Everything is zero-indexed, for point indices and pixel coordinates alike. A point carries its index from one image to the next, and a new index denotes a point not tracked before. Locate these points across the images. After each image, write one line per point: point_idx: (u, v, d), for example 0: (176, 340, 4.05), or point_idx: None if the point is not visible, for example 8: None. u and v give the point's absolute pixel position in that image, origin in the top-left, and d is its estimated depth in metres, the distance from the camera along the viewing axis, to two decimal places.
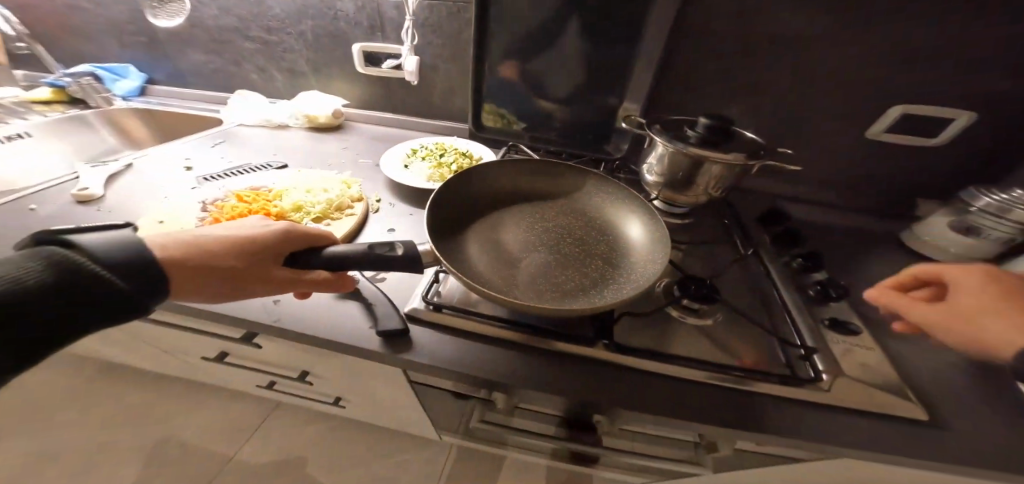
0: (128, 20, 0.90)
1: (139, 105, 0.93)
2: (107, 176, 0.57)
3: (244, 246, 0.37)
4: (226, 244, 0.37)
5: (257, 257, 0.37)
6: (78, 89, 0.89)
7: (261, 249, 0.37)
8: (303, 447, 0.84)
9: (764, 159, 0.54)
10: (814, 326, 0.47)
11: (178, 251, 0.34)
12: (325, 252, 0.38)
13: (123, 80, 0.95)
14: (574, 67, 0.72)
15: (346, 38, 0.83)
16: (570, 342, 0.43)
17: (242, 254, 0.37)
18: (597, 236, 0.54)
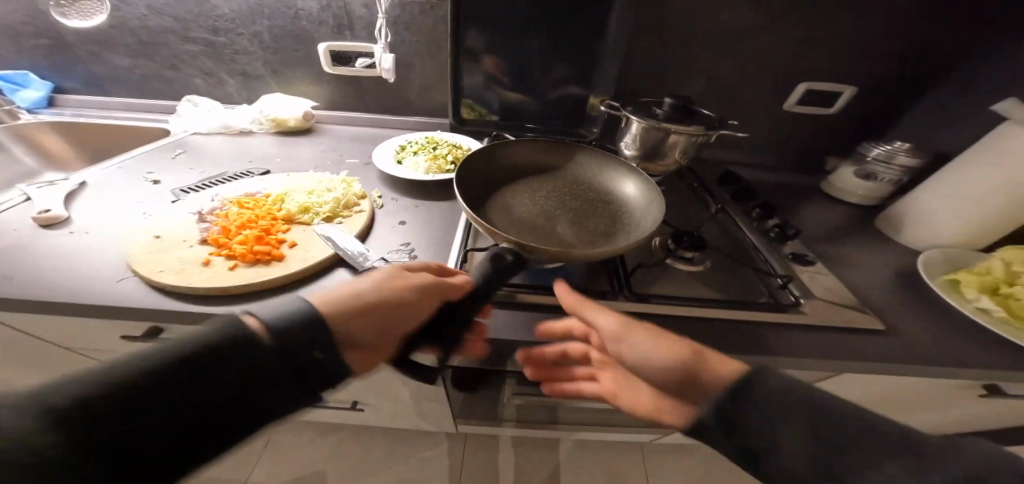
0: (25, 20, 0.78)
1: (51, 118, 0.84)
2: (62, 196, 0.57)
3: (392, 289, 0.37)
4: (378, 290, 0.36)
5: (409, 295, 0.38)
6: None
7: (407, 286, 0.38)
8: (321, 464, 0.99)
9: (719, 129, 0.64)
10: (784, 260, 0.59)
11: (343, 307, 0.33)
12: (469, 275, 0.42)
13: (25, 91, 0.84)
14: (545, 60, 0.79)
15: (308, 38, 0.80)
16: (601, 298, 0.49)
17: (397, 294, 0.37)
18: (599, 196, 0.57)
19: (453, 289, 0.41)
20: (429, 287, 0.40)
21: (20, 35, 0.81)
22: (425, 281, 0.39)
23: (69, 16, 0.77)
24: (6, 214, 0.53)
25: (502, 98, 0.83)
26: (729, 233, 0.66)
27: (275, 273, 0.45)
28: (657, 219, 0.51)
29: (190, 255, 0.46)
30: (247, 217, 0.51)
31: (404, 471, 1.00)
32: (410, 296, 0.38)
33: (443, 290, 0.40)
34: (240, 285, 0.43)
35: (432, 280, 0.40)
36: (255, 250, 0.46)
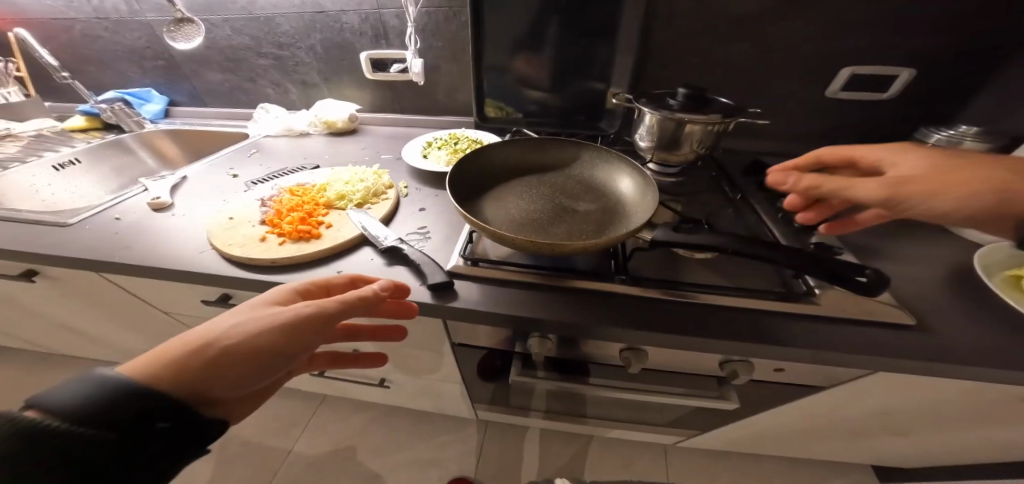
0: (147, 46, 0.99)
1: (166, 126, 1.06)
2: (170, 186, 0.73)
3: (261, 324, 0.31)
4: (241, 328, 0.31)
5: (286, 331, 0.31)
6: (113, 115, 0.99)
7: (279, 321, 0.31)
8: (353, 439, 1.12)
9: (739, 117, 0.59)
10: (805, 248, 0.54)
11: (183, 361, 0.28)
12: (348, 297, 0.35)
13: (148, 104, 1.06)
14: (563, 56, 0.81)
15: (352, 47, 0.91)
16: (595, 280, 0.52)
17: (261, 332, 0.31)
18: (598, 191, 0.58)
19: (346, 311, 0.34)
20: (315, 314, 0.33)
21: (144, 58, 1.02)
22: (307, 309, 0.33)
23: (177, 41, 0.92)
24: (130, 200, 0.69)
25: (522, 94, 0.88)
26: (745, 218, 0.62)
27: (312, 248, 0.54)
28: (649, 210, 0.50)
29: (252, 233, 0.57)
30: (296, 202, 0.62)
31: (430, 448, 1.11)
32: (280, 332, 0.31)
33: (330, 315, 0.33)
34: (286, 257, 0.53)
35: (309, 307, 0.33)
36: (299, 228, 0.56)
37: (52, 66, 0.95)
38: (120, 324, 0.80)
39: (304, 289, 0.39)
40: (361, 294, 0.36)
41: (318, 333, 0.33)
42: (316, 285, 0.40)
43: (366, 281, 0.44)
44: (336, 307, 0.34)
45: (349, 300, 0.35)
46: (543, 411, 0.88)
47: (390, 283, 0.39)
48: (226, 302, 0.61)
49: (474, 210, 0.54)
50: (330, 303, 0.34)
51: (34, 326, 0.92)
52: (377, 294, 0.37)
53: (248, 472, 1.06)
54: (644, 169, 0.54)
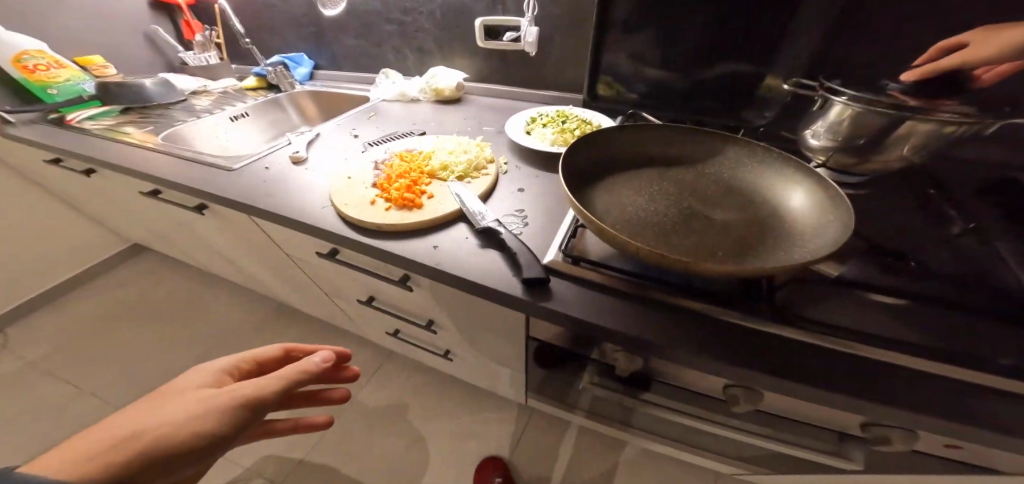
0: (304, 13, 1.11)
1: (310, 87, 1.19)
2: (307, 141, 0.81)
3: (201, 407, 0.35)
4: (188, 414, 0.35)
5: (228, 412, 0.36)
6: (274, 76, 1.15)
7: (214, 403, 0.36)
8: (405, 399, 1.23)
9: (1005, 119, 0.43)
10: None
11: (115, 450, 0.30)
12: (280, 373, 0.41)
13: (300, 67, 1.19)
14: (711, 23, 0.67)
15: (470, 13, 0.88)
16: (723, 307, 0.42)
17: (198, 414, 0.35)
18: (743, 203, 0.47)
19: (288, 383, 0.41)
20: (253, 394, 0.38)
21: (298, 24, 1.15)
22: (245, 389, 0.38)
23: (326, 6, 1.06)
24: (277, 152, 0.78)
25: (647, 69, 0.76)
26: (971, 260, 0.45)
27: (414, 218, 0.54)
28: (824, 234, 0.39)
29: (365, 195, 0.59)
30: (404, 169, 0.63)
31: (477, 422, 1.16)
32: (221, 413, 0.36)
33: (271, 392, 0.39)
34: (390, 225, 0.54)
35: (249, 389, 0.38)
36: (404, 196, 0.56)
37: (238, 32, 1.12)
38: (255, 258, 0.96)
39: (229, 366, 0.45)
40: (303, 367, 0.42)
41: (259, 411, 0.38)
42: (243, 361, 0.47)
43: (299, 350, 0.53)
44: (277, 384, 0.40)
45: (290, 375, 0.41)
46: (596, 421, 0.78)
47: (332, 354, 0.45)
48: (334, 257, 0.67)
49: (587, 200, 0.48)
50: (268, 383, 0.39)
51: (201, 249, 1.16)
52: (320, 366, 0.43)
53: (334, 398, 1.24)
54: (829, 184, 0.42)
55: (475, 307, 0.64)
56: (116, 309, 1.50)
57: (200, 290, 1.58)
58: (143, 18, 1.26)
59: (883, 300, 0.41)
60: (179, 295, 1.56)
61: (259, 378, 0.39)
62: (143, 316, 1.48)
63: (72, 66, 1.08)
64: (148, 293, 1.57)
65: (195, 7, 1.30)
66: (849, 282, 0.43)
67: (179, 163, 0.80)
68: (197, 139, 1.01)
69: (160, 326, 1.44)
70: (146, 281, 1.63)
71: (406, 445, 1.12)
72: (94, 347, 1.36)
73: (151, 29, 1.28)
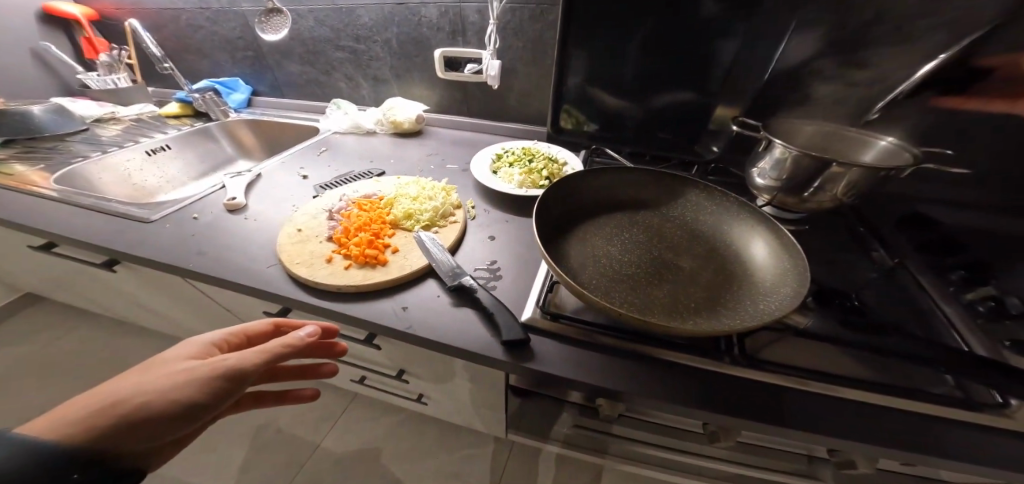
0: (239, 35, 1.00)
1: (248, 116, 1.09)
2: (246, 184, 0.72)
3: (179, 380, 0.33)
4: (163, 386, 0.32)
5: (208, 384, 0.33)
6: (204, 104, 1.03)
7: (190, 378, 0.33)
8: (374, 445, 1.13)
9: (916, 165, 0.49)
10: (991, 344, 0.44)
11: (92, 420, 0.29)
12: (256, 347, 0.36)
13: (235, 94, 1.09)
14: (665, 66, 0.70)
15: (427, 43, 0.85)
16: (699, 356, 0.43)
17: (177, 385, 0.33)
18: (707, 250, 0.49)
19: (272, 356, 0.37)
20: (233, 368, 0.35)
21: (235, 48, 1.04)
22: (225, 363, 0.34)
23: (266, 32, 0.95)
24: (210, 197, 0.69)
25: (609, 104, 0.78)
26: (901, 292, 0.50)
27: (377, 277, 0.50)
28: (786, 285, 0.41)
29: (318, 251, 0.53)
30: (364, 219, 0.57)
31: (454, 461, 1.10)
32: (201, 385, 0.33)
33: (253, 366, 0.35)
34: (350, 287, 0.48)
35: (216, 366, 0.34)
36: (366, 253, 0.51)
37: (156, 56, 0.99)
38: (186, 311, 0.83)
39: (220, 338, 0.40)
40: (287, 342, 0.38)
41: (239, 384, 0.35)
42: (232, 333, 0.41)
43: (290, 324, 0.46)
44: (261, 356, 0.36)
45: (274, 348, 0.37)
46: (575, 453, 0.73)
47: (319, 328, 0.41)
48: (285, 315, 0.60)
49: (560, 253, 0.47)
50: (252, 355, 0.36)
51: (115, 301, 0.99)
52: (305, 340, 0.39)
53: (289, 455, 1.10)
54: (785, 236, 0.44)
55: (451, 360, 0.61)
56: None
57: (114, 342, 1.35)
58: (31, 34, 1.06)
59: (840, 338, 0.44)
60: (85, 351, 1.31)
61: (240, 350, 0.36)
62: (35, 381, 1.22)
63: None
64: (45, 351, 1.31)
65: (96, 21, 1.13)
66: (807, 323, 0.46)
67: (81, 212, 0.67)
68: (104, 180, 0.87)
69: (64, 390, 1.20)
70: (42, 336, 1.36)
71: None
72: None
73: (40, 46, 1.07)
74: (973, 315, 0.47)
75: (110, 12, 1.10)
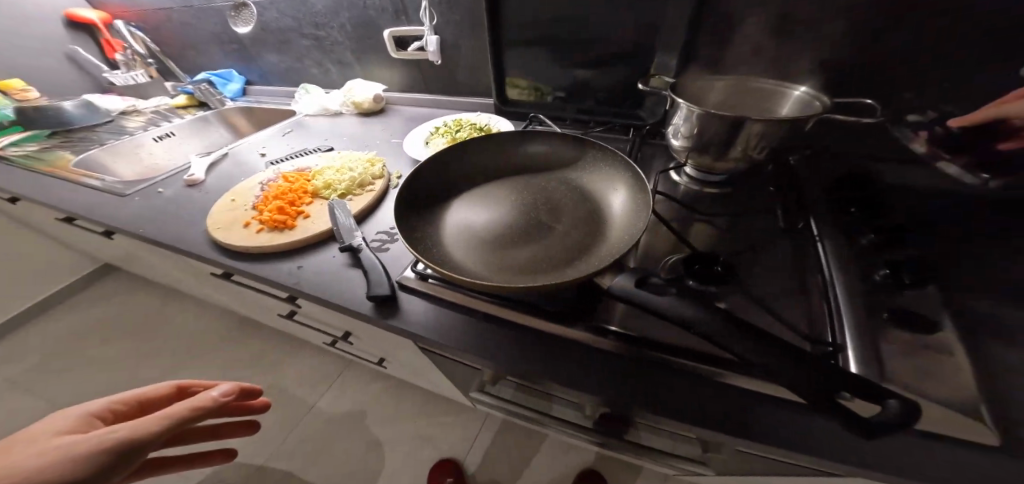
0: (223, 31, 1.09)
1: (242, 104, 1.20)
2: (210, 164, 0.82)
3: (70, 453, 0.32)
4: (39, 463, 0.31)
5: (99, 456, 0.33)
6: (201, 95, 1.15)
7: (78, 451, 0.32)
8: (360, 408, 1.20)
9: (823, 112, 0.44)
10: (870, 309, 0.39)
11: None
12: (160, 414, 0.36)
13: (230, 84, 1.19)
14: (592, 31, 0.67)
15: (376, 25, 0.87)
16: (550, 320, 0.42)
17: (64, 460, 0.32)
18: (583, 213, 0.48)
19: (176, 421, 0.36)
20: (126, 441, 0.34)
21: (224, 43, 1.13)
22: (116, 432, 0.34)
23: (238, 25, 1.03)
24: (180, 174, 0.79)
25: (547, 71, 0.76)
26: (804, 260, 0.46)
27: (285, 238, 0.55)
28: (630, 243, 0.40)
29: (239, 218, 0.59)
30: (284, 189, 0.63)
31: (430, 428, 1.15)
32: (93, 457, 0.33)
33: (150, 436, 0.35)
34: (256, 247, 0.54)
35: (118, 434, 0.34)
36: (275, 218, 0.56)
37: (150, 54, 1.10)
38: (183, 276, 0.95)
39: (102, 409, 0.41)
40: (196, 403, 0.38)
41: (140, 451, 0.34)
42: (117, 402, 0.42)
43: (195, 387, 0.49)
44: (162, 423, 0.35)
45: (180, 410, 0.36)
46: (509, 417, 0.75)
47: (235, 387, 0.42)
48: (229, 277, 0.67)
49: (437, 215, 0.49)
50: (152, 420, 0.35)
51: (135, 261, 1.10)
52: (217, 400, 0.39)
53: (288, 408, 1.21)
54: (647, 197, 0.43)
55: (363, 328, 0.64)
56: (67, 328, 1.47)
57: (153, 305, 1.55)
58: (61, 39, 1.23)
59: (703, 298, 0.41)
60: (130, 312, 1.53)
61: (136, 420, 0.35)
62: (91, 338, 1.44)
63: None
64: (102, 310, 1.54)
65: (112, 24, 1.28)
66: (612, 282, 0.36)
67: (82, 189, 0.79)
68: (117, 162, 1.02)
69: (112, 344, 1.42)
70: (101, 298, 1.60)
71: (357, 453, 1.11)
72: (39, 372, 1.31)
73: (70, 49, 1.24)
74: (864, 287, 0.42)
75: (122, 15, 1.24)
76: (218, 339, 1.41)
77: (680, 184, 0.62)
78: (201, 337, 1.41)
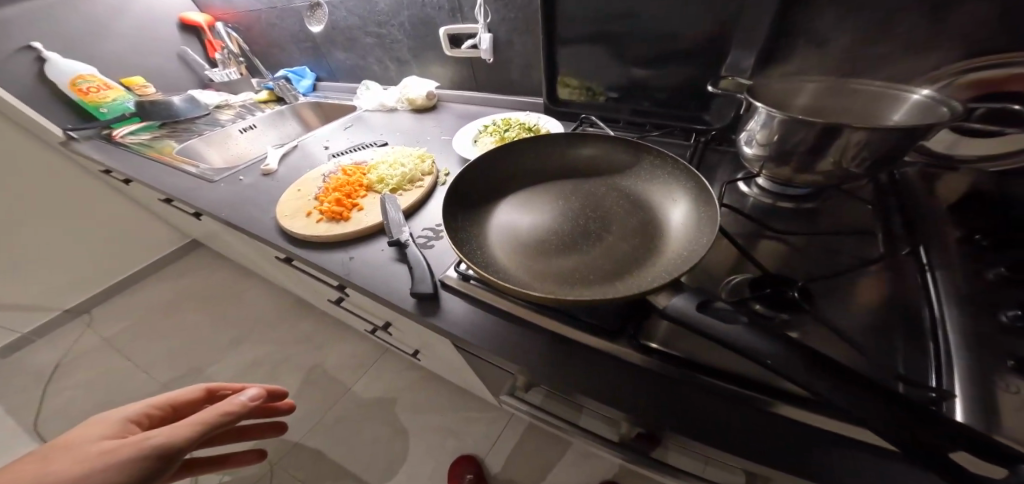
0: (298, 30, 1.19)
1: (313, 99, 1.29)
2: (282, 155, 0.89)
3: (112, 459, 0.35)
4: (89, 468, 0.34)
5: (137, 461, 0.35)
6: (279, 90, 1.26)
7: (117, 458, 0.35)
8: (392, 395, 1.26)
9: (947, 122, 0.37)
10: (990, 355, 0.31)
11: None
12: (188, 421, 0.38)
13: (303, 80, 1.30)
14: (655, 22, 0.62)
15: (433, 22, 0.88)
16: (592, 335, 0.40)
17: (102, 468, 0.34)
18: (635, 224, 0.45)
19: (206, 428, 0.38)
20: (164, 446, 0.36)
21: (297, 40, 1.23)
22: (150, 441, 0.36)
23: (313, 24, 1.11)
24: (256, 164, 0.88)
25: (598, 66, 0.72)
26: (904, 291, 0.39)
27: (340, 230, 0.58)
28: (688, 262, 0.37)
29: (302, 206, 0.64)
30: (343, 182, 0.66)
31: (456, 422, 1.17)
32: (131, 465, 0.35)
33: (186, 440, 0.37)
34: (316, 237, 0.57)
35: (152, 442, 0.36)
36: (333, 209, 0.60)
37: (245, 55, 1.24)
38: (254, 254, 1.05)
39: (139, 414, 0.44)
40: (226, 409, 0.39)
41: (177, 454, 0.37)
42: (154, 406, 0.46)
43: (222, 388, 0.52)
44: (192, 430, 0.37)
45: (208, 418, 0.38)
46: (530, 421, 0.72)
47: (263, 390, 0.43)
48: (291, 262, 0.72)
49: (481, 213, 0.49)
50: (181, 429, 0.37)
51: (217, 240, 1.25)
52: (246, 405, 0.41)
53: (331, 386, 1.30)
54: (713, 212, 0.39)
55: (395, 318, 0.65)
56: (161, 292, 1.71)
57: (227, 278, 1.74)
58: (175, 40, 1.40)
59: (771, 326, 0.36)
60: (210, 282, 1.73)
61: (168, 427, 0.37)
62: (177, 301, 1.65)
63: (117, 87, 1.25)
64: (187, 279, 1.76)
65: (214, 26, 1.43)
66: (670, 303, 0.32)
67: (179, 175, 0.91)
68: (209, 150, 1.15)
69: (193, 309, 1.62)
70: (188, 267, 1.83)
71: (387, 436, 1.16)
72: (137, 330, 1.53)
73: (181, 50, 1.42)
74: (982, 325, 0.34)
75: (221, 18, 1.39)
76: (278, 313, 1.55)
77: (748, 196, 0.56)
78: (264, 311, 1.56)
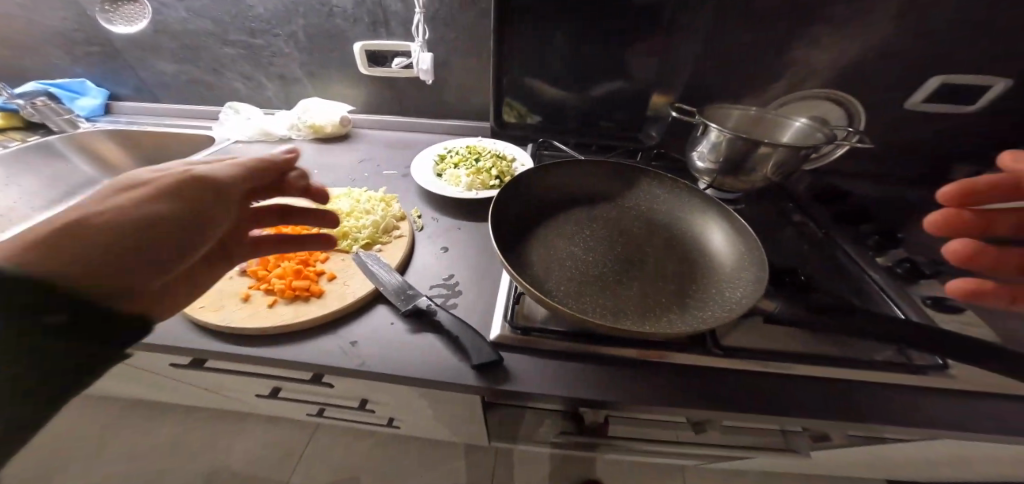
0: (78, 28, 0.80)
1: (107, 125, 0.88)
2: None
3: (147, 191, 0.30)
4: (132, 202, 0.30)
5: (184, 194, 0.31)
6: (34, 112, 0.81)
7: (158, 191, 0.31)
8: None
9: (831, 142, 0.54)
10: (915, 302, 0.49)
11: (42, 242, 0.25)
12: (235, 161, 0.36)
13: (82, 98, 0.86)
14: (600, 54, 0.69)
15: (341, 35, 0.74)
16: (683, 353, 0.40)
17: (141, 198, 0.30)
18: (668, 240, 0.49)
19: (250, 171, 0.36)
20: (213, 175, 0.34)
21: (71, 41, 0.82)
22: (198, 171, 0.33)
23: (115, 22, 0.79)
24: None
25: (546, 91, 0.75)
26: (839, 263, 0.55)
27: (314, 311, 0.42)
28: (746, 272, 0.43)
29: (227, 289, 0.44)
30: None
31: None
32: (174, 198, 0.31)
33: (239, 175, 0.35)
34: (280, 327, 0.40)
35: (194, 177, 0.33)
36: (294, 284, 0.43)
37: None
38: None
39: None
40: (265, 159, 0.38)
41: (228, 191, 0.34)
42: None
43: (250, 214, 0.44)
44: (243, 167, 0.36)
45: (249, 164, 0.36)
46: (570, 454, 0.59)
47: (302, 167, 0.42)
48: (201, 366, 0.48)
49: (522, 260, 0.44)
50: (228, 168, 0.35)
51: None
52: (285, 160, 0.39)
53: None
54: (743, 226, 0.46)
55: (392, 399, 0.48)
56: None
57: None
58: None
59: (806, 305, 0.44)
60: None
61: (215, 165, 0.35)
62: None
63: None
64: None
65: None
66: (774, 308, 0.44)
67: None
68: None
69: None
70: None
71: None
72: None
73: None
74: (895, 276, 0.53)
75: None
76: None
77: None
78: None
